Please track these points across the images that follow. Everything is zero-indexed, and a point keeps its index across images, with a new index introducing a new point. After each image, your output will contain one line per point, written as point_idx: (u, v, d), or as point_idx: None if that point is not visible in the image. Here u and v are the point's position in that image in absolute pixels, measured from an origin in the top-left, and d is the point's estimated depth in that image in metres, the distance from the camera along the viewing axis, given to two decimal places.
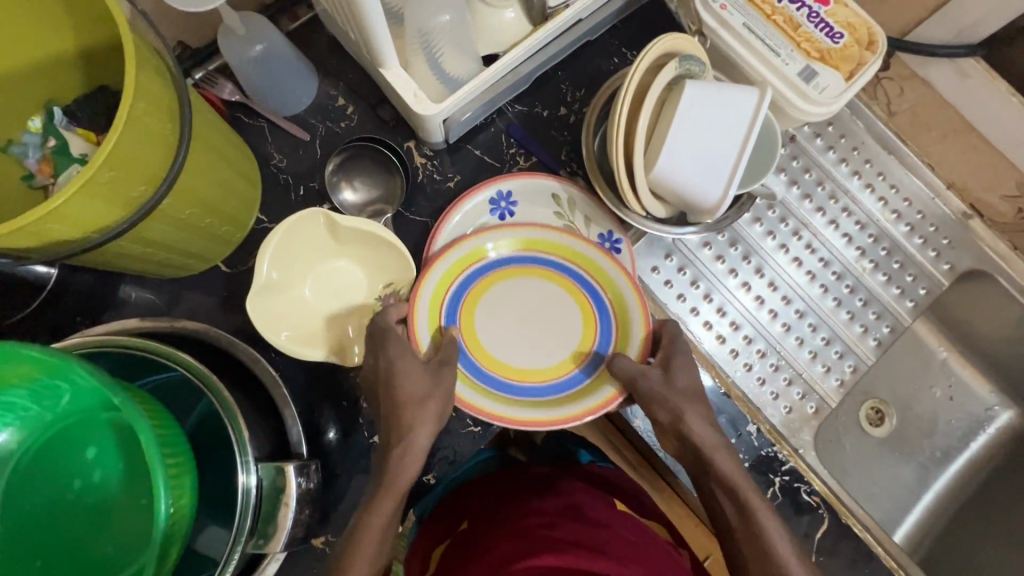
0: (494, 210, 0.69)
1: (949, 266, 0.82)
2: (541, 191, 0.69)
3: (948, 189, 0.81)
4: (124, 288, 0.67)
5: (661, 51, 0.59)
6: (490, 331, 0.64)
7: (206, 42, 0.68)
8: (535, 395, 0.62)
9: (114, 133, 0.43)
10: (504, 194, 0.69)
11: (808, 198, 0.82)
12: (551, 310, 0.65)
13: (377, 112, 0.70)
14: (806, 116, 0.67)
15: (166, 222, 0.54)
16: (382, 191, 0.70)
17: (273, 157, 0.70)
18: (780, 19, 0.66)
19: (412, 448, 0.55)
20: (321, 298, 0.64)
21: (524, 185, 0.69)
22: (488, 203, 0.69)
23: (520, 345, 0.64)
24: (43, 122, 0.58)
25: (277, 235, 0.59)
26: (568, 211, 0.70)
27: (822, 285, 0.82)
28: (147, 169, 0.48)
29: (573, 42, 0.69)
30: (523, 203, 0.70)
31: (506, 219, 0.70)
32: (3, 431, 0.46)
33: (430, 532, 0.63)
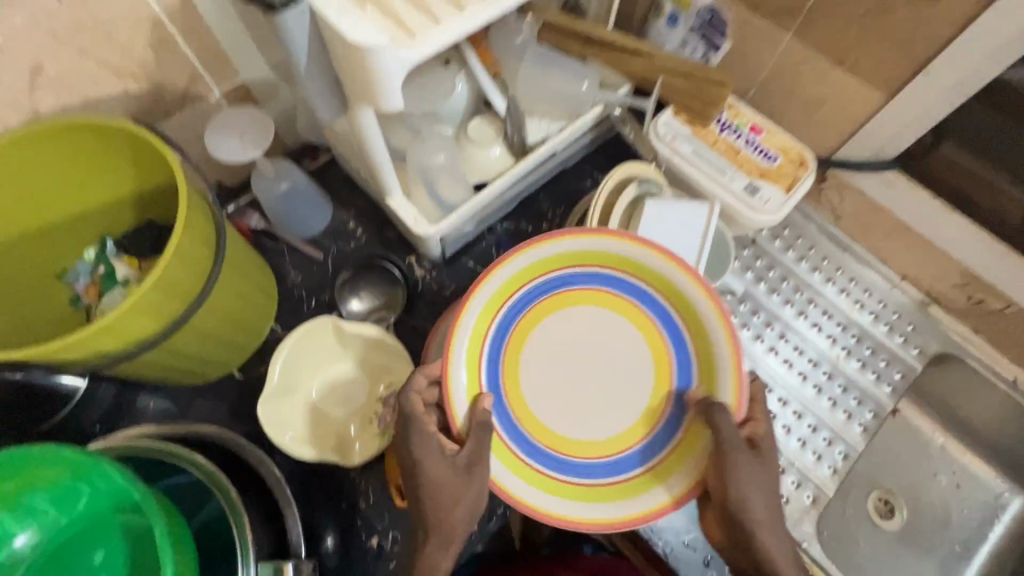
0: None
1: (918, 350, 0.88)
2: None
3: (903, 280, 0.89)
4: (142, 398, 0.73)
5: (619, 178, 0.71)
6: (542, 371, 0.57)
7: (239, 181, 0.81)
8: (603, 479, 0.55)
9: (162, 262, 0.52)
10: None
11: (775, 293, 0.90)
12: (613, 348, 0.58)
13: (383, 234, 0.81)
14: (754, 223, 0.78)
15: (193, 334, 0.61)
16: (385, 299, 0.79)
17: (290, 275, 0.79)
18: (722, 146, 0.79)
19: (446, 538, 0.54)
20: (326, 399, 0.69)
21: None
22: None
23: (574, 398, 0.57)
24: (96, 253, 0.68)
25: (289, 344, 0.66)
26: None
27: (801, 374, 0.87)
28: (185, 291, 0.57)
29: (552, 170, 0.82)
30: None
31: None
32: (21, 536, 0.49)
33: None
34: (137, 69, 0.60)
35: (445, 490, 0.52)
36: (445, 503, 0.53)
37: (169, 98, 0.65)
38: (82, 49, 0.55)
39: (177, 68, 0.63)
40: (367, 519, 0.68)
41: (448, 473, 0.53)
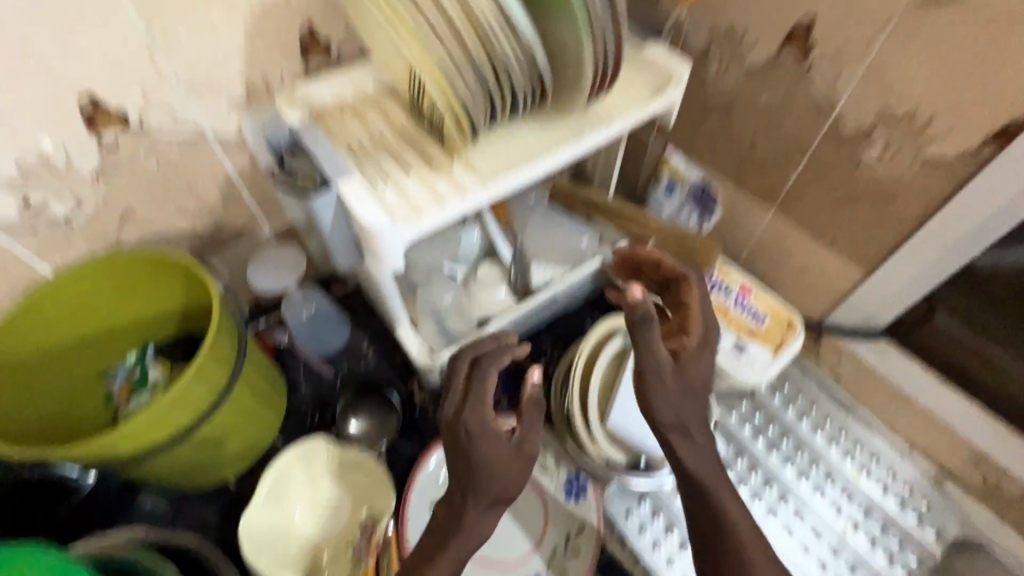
0: None
1: (936, 531, 0.81)
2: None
3: (912, 450, 0.86)
4: (142, 497, 0.77)
5: (602, 335, 0.75)
6: None
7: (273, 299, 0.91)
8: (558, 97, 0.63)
9: (183, 380, 0.59)
10: None
11: (774, 450, 0.88)
12: None
13: (390, 357, 0.88)
14: (740, 379, 0.79)
15: (197, 444, 0.66)
16: (377, 427, 0.80)
17: (301, 389, 0.85)
18: (712, 303, 0.83)
19: (482, 488, 0.55)
20: (308, 521, 0.71)
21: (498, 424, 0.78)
22: None
23: None
24: (135, 357, 0.77)
25: (277, 465, 0.69)
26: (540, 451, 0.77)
27: (817, 558, 0.80)
28: (196, 406, 0.62)
29: (552, 311, 0.89)
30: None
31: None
32: None
33: None
34: (207, 212, 0.73)
35: (515, 483, 0.56)
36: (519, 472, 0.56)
37: (229, 234, 0.78)
38: (166, 198, 0.68)
39: (240, 212, 0.76)
40: None
41: (507, 441, 0.56)
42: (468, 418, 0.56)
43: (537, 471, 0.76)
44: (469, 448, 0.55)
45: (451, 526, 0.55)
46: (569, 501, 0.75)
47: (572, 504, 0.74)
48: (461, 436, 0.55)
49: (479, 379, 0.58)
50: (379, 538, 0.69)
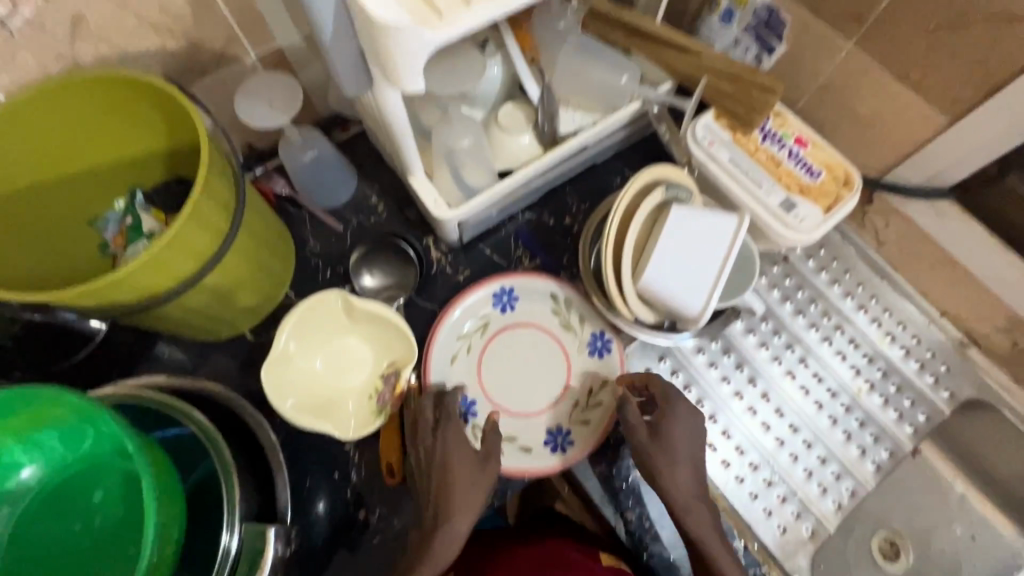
0: (496, 303, 0.75)
1: (949, 393, 0.83)
2: (540, 291, 0.76)
3: (942, 317, 0.85)
4: (159, 346, 0.74)
5: (643, 184, 0.68)
6: None
7: (268, 146, 0.81)
8: None
9: (178, 223, 0.52)
10: (507, 289, 0.76)
11: (801, 315, 0.86)
12: None
13: (403, 211, 0.81)
14: (787, 241, 0.72)
15: (205, 293, 0.61)
16: (396, 279, 0.78)
17: (309, 244, 0.80)
18: (763, 156, 0.74)
19: (454, 487, 0.62)
20: (330, 371, 0.70)
21: (521, 281, 0.75)
22: (491, 296, 0.75)
23: None
24: (126, 204, 0.70)
25: (297, 313, 0.66)
26: (564, 309, 0.76)
27: (830, 415, 0.81)
28: (200, 253, 0.56)
29: (578, 165, 0.80)
30: (524, 299, 0.76)
31: (507, 312, 0.76)
32: (26, 468, 0.51)
33: None
34: (176, 26, 0.60)
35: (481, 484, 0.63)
36: (473, 489, 0.62)
37: (207, 59, 0.66)
38: (123, 3, 0.55)
39: (217, 29, 0.63)
40: (357, 490, 0.69)
41: (473, 496, 0.62)
42: (438, 433, 0.65)
43: (561, 329, 0.75)
44: (438, 460, 0.63)
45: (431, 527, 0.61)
46: (592, 357, 0.75)
47: (595, 359, 0.75)
48: (432, 466, 0.63)
49: (440, 494, 0.62)
50: (403, 385, 0.68)
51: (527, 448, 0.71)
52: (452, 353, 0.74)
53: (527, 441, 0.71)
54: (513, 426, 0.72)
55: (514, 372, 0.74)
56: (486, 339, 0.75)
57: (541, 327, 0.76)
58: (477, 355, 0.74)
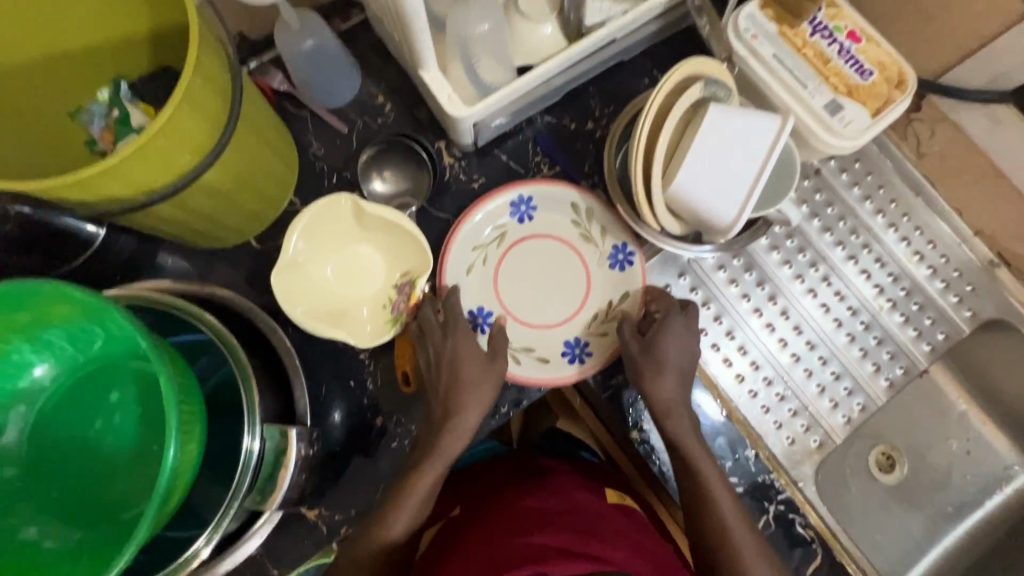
0: (514, 212, 0.73)
1: (971, 313, 0.81)
2: (559, 199, 0.72)
3: (975, 236, 0.81)
4: (162, 255, 0.72)
5: (678, 81, 0.63)
6: None
7: (263, 35, 0.73)
8: None
9: (171, 105, 0.47)
10: (525, 198, 0.72)
11: (829, 232, 0.82)
12: None
13: (413, 112, 0.75)
14: (829, 148, 0.67)
15: (206, 192, 0.57)
16: (410, 184, 0.74)
17: (312, 146, 0.74)
18: (810, 53, 0.67)
19: (461, 382, 0.63)
20: (341, 279, 0.68)
21: (540, 188, 0.72)
22: (509, 205, 0.72)
23: None
24: (110, 94, 0.62)
25: (306, 216, 0.63)
26: (585, 221, 0.73)
27: (848, 333, 0.80)
28: (198, 144, 0.51)
29: (605, 61, 0.73)
30: (542, 209, 0.73)
31: (525, 222, 0.73)
32: (40, 367, 0.50)
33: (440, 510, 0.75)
34: None
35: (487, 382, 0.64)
36: (477, 407, 0.63)
37: None
38: None
39: None
40: (373, 399, 0.69)
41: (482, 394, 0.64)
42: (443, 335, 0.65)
43: (581, 240, 0.73)
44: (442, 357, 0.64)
45: (441, 423, 0.63)
46: (613, 270, 0.73)
47: (617, 272, 0.72)
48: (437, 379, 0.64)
49: (447, 390, 0.63)
50: (418, 294, 0.67)
51: (544, 359, 0.70)
52: (468, 264, 0.72)
53: (545, 353, 0.71)
54: (530, 338, 0.71)
55: (533, 285, 0.72)
56: (503, 249, 0.72)
57: (561, 239, 0.73)
58: (494, 266, 0.72)
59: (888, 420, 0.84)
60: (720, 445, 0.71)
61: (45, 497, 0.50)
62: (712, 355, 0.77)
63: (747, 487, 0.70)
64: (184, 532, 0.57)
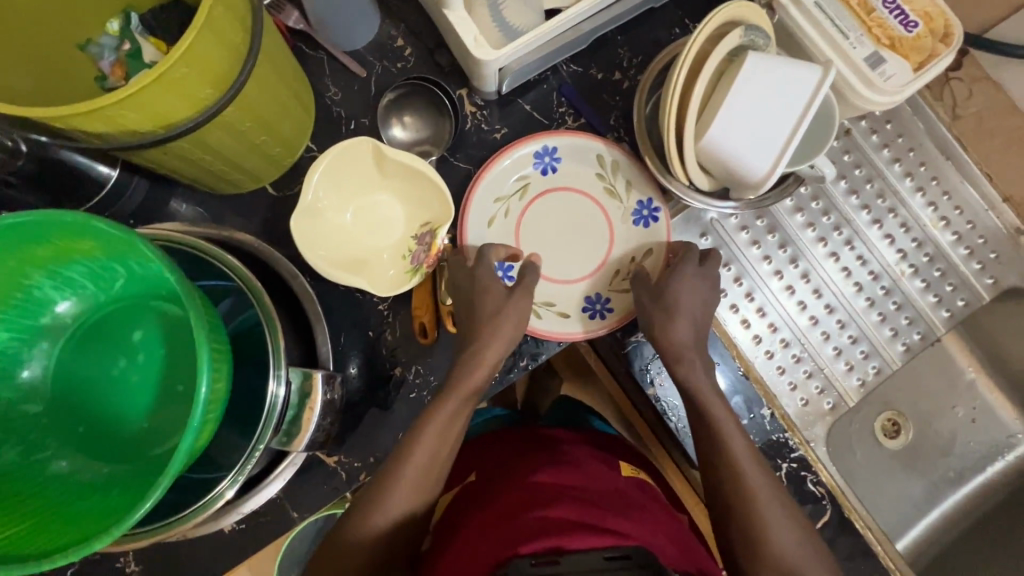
0: (538, 163, 0.72)
1: (992, 280, 0.81)
2: (583, 151, 0.71)
3: (1003, 203, 0.80)
4: (175, 202, 0.69)
5: (718, 25, 0.60)
6: None
7: None
8: None
9: (192, 31, 0.44)
10: (549, 149, 0.71)
11: (855, 194, 0.81)
12: None
13: (433, 57, 0.72)
14: (867, 104, 0.65)
15: (225, 130, 0.55)
16: (431, 132, 0.72)
17: (328, 90, 0.71)
18: (853, 2, 0.64)
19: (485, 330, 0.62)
20: (360, 226, 0.66)
21: (565, 138, 0.71)
22: (533, 156, 0.71)
23: None
24: (121, 26, 0.60)
25: (327, 159, 0.61)
26: (610, 175, 0.72)
27: (868, 297, 0.80)
28: (218, 76, 0.49)
29: (636, 6, 0.70)
30: (566, 161, 0.72)
31: (548, 174, 0.72)
32: (63, 303, 0.50)
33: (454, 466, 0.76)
34: None
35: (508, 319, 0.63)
36: (499, 343, 0.62)
37: None
38: None
39: None
40: (391, 351, 0.68)
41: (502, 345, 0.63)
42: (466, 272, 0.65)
43: (604, 195, 0.72)
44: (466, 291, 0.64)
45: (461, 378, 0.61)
46: (637, 227, 0.72)
47: (641, 228, 0.71)
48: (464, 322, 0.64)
49: (470, 334, 0.63)
50: (439, 245, 0.66)
51: (564, 314, 0.70)
52: (489, 215, 0.71)
53: (565, 308, 0.70)
54: (550, 292, 0.70)
55: (554, 239, 0.71)
56: (525, 202, 0.72)
57: (584, 193, 0.72)
58: (516, 218, 0.71)
59: (899, 386, 0.85)
60: (737, 403, 0.71)
61: (72, 432, 0.50)
62: (730, 316, 0.77)
63: (762, 445, 0.71)
64: (207, 473, 0.58)
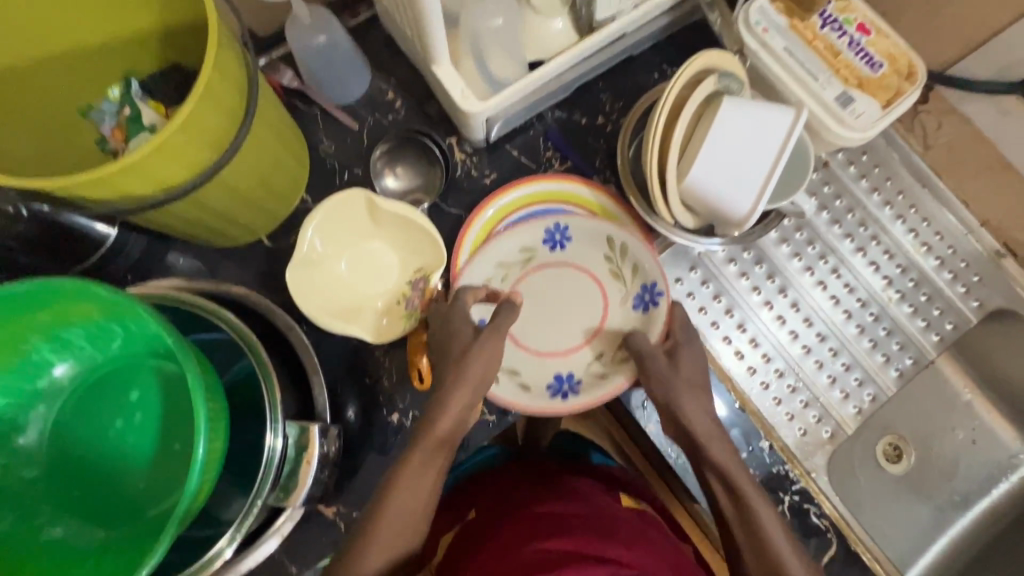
0: (547, 240, 0.71)
1: (978, 303, 0.82)
2: (597, 232, 0.70)
3: (981, 227, 0.82)
4: (172, 255, 0.72)
5: (694, 71, 0.62)
6: None
7: (272, 31, 0.73)
8: None
9: (191, 101, 0.46)
10: (561, 227, 0.71)
11: (838, 224, 0.83)
12: None
13: (423, 108, 0.74)
14: (840, 140, 0.68)
15: (222, 190, 0.57)
16: (422, 181, 0.74)
17: (322, 143, 0.74)
18: (820, 46, 0.68)
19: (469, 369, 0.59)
20: (355, 275, 0.67)
21: (578, 219, 0.70)
22: (544, 232, 0.71)
23: None
24: (121, 92, 0.62)
25: (320, 212, 0.63)
26: (619, 258, 0.70)
27: (858, 324, 0.81)
28: (215, 141, 0.51)
29: (616, 55, 0.73)
30: (577, 241, 0.71)
31: (557, 250, 0.71)
32: (61, 366, 0.50)
33: (451, 509, 0.75)
34: None
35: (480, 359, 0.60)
36: None
37: None
38: None
39: None
40: (388, 397, 0.68)
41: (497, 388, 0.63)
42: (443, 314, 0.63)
43: (608, 275, 0.71)
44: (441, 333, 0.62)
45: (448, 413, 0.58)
46: (636, 311, 0.70)
47: (638, 312, 0.70)
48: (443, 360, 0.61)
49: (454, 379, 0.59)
50: (433, 289, 0.67)
51: (526, 387, 0.69)
52: (486, 280, 0.70)
53: (530, 381, 0.69)
54: (520, 360, 0.70)
55: (545, 311, 0.71)
56: (525, 271, 0.71)
57: (590, 273, 0.71)
58: (512, 285, 0.71)
59: (898, 411, 0.85)
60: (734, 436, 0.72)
61: (67, 496, 0.50)
62: (723, 348, 0.78)
63: (762, 478, 0.71)
64: (203, 531, 0.57)
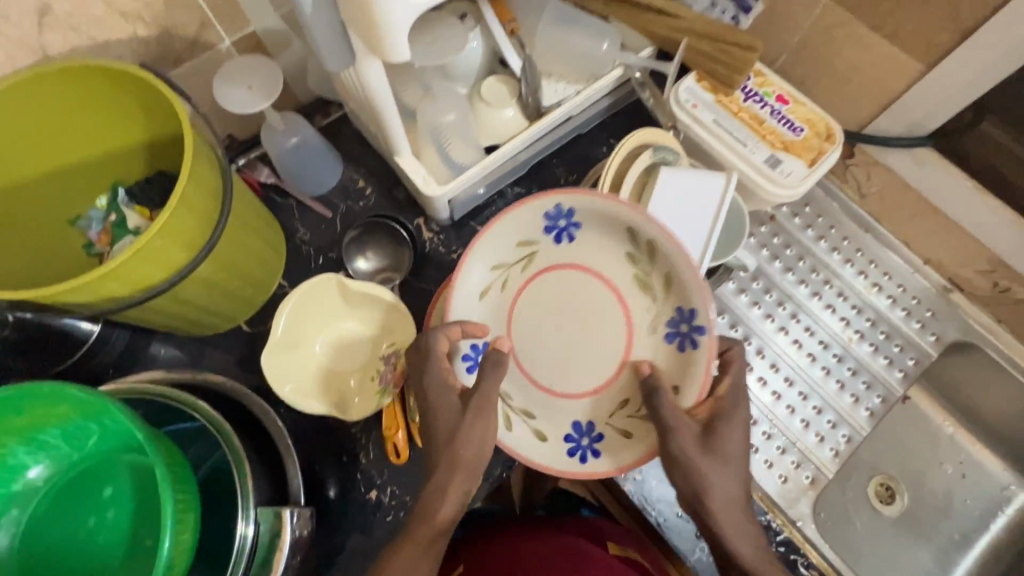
0: (550, 227, 0.63)
1: (935, 337, 0.85)
2: (612, 222, 0.61)
3: (925, 265, 0.86)
4: (154, 346, 0.73)
5: (632, 147, 0.69)
6: None
7: (250, 135, 0.80)
8: None
9: (168, 210, 0.51)
10: (564, 211, 0.62)
11: (791, 271, 0.87)
12: None
13: (392, 194, 0.80)
14: (773, 198, 0.74)
15: (198, 285, 0.61)
16: (390, 260, 0.78)
17: (299, 232, 0.79)
18: (745, 116, 0.75)
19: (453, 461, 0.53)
20: (330, 355, 0.70)
21: (583, 201, 0.60)
22: (544, 217, 0.62)
23: None
24: (108, 201, 0.67)
25: (294, 298, 0.67)
26: (644, 254, 0.61)
27: (823, 366, 0.84)
28: (191, 241, 0.55)
29: (566, 135, 0.80)
30: (584, 227, 0.62)
31: (561, 242, 0.63)
32: (35, 467, 0.51)
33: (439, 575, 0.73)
34: (146, 13, 0.60)
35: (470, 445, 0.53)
36: None
37: (181, 46, 0.65)
38: None
39: (189, 17, 0.62)
40: (366, 473, 0.69)
41: None
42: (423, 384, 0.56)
43: (633, 283, 0.62)
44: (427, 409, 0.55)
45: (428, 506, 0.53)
46: (672, 342, 0.60)
47: (681, 347, 0.59)
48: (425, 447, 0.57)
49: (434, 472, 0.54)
50: (404, 364, 0.68)
51: (541, 436, 0.62)
52: (483, 287, 0.64)
53: (546, 429, 0.62)
54: (534, 401, 0.63)
55: (558, 328, 0.63)
56: (526, 276, 0.64)
57: (605, 277, 0.62)
58: (512, 294, 0.64)
59: (879, 450, 0.86)
60: None
61: None
62: None
63: None
64: None
